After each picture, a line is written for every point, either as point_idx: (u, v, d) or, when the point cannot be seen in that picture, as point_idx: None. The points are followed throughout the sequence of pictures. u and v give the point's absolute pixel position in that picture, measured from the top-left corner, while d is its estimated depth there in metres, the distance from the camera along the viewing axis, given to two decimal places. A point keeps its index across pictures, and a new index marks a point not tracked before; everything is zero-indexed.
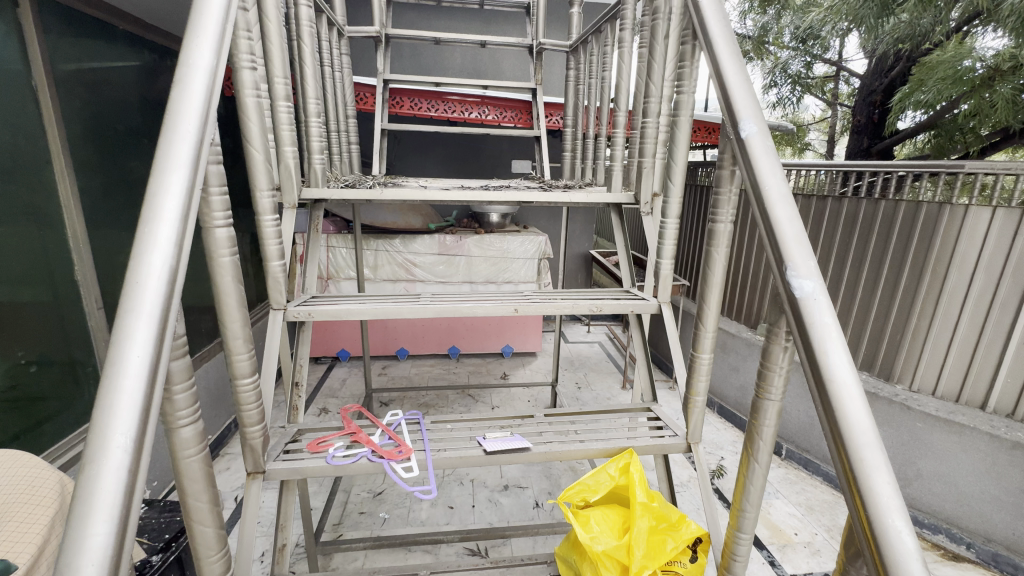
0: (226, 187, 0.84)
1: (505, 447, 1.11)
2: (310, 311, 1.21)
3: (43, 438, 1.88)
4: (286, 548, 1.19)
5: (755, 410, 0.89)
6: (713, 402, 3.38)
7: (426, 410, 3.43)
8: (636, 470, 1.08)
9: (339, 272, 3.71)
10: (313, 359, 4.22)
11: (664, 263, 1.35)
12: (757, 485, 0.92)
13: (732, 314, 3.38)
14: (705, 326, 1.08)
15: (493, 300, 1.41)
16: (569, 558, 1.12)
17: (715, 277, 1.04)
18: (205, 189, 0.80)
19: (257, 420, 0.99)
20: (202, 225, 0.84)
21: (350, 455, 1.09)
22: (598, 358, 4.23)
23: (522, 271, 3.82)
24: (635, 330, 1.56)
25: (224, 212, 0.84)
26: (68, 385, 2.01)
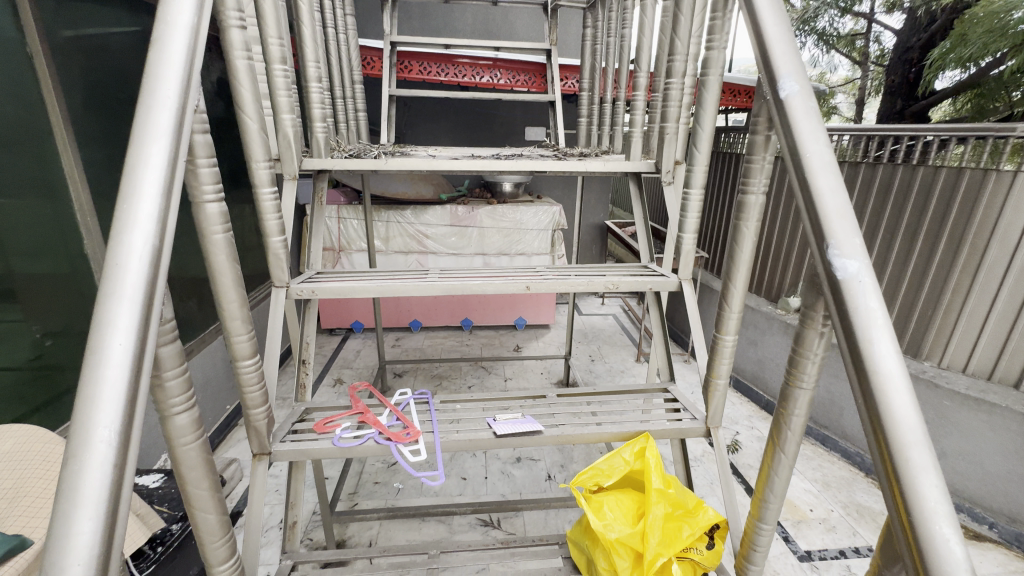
0: (214, 158, 0.78)
1: (517, 430, 1.07)
2: (313, 289, 1.16)
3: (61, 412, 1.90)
4: (296, 525, 1.19)
5: (783, 398, 0.83)
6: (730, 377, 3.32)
7: (439, 382, 3.44)
8: (652, 456, 1.03)
9: (351, 244, 3.68)
10: (328, 330, 4.25)
11: (686, 239, 1.26)
12: (782, 476, 0.87)
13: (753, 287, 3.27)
14: (730, 306, 1.00)
15: (504, 276, 1.35)
16: (581, 542, 1.08)
17: (743, 254, 0.96)
18: (191, 161, 0.75)
19: (260, 402, 0.96)
20: (190, 200, 0.78)
21: (357, 436, 1.06)
22: (612, 331, 4.18)
23: (536, 243, 3.74)
24: (653, 307, 1.49)
25: (213, 186, 0.78)
26: None
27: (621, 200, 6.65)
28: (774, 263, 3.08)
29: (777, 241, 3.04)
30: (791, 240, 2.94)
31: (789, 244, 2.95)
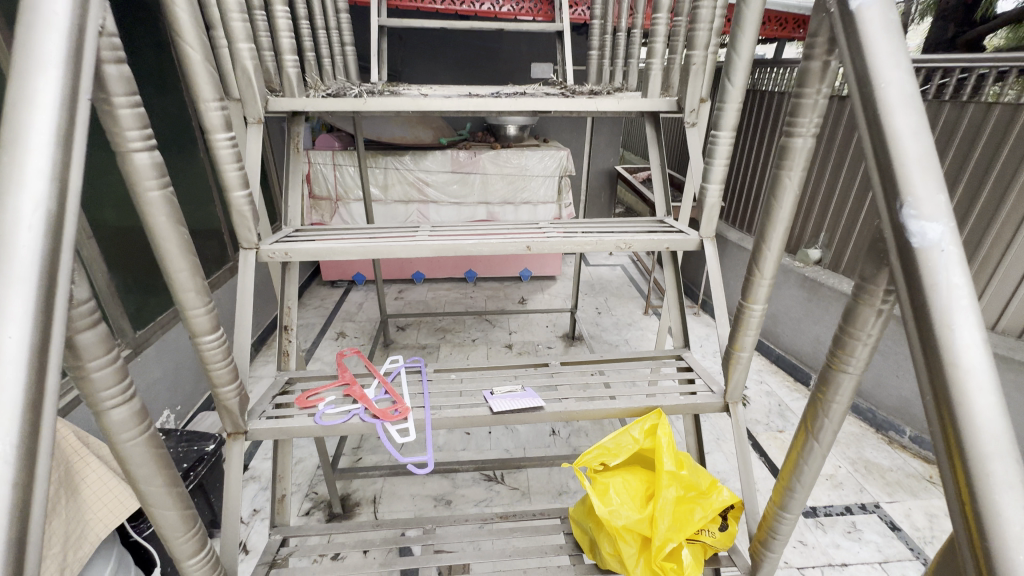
0: (136, 95, 0.62)
1: (516, 407, 0.98)
2: (286, 250, 1.02)
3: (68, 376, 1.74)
4: (284, 498, 1.13)
5: (823, 381, 0.71)
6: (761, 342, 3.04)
7: (443, 335, 3.39)
8: (664, 435, 0.94)
9: (347, 194, 3.51)
10: (329, 282, 4.18)
11: (711, 192, 1.09)
12: (813, 466, 0.77)
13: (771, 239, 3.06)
14: (761, 272, 0.87)
15: (504, 234, 1.20)
16: (584, 523, 1.01)
17: (782, 211, 0.81)
18: (106, 98, 0.60)
19: (229, 379, 0.86)
20: (114, 149, 0.64)
21: (341, 413, 0.97)
22: (620, 282, 4.05)
23: (542, 191, 3.53)
24: (667, 266, 1.35)
25: (139, 131, 0.64)
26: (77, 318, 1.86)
27: (632, 144, 6.32)
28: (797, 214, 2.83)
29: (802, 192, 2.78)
30: (817, 188, 2.68)
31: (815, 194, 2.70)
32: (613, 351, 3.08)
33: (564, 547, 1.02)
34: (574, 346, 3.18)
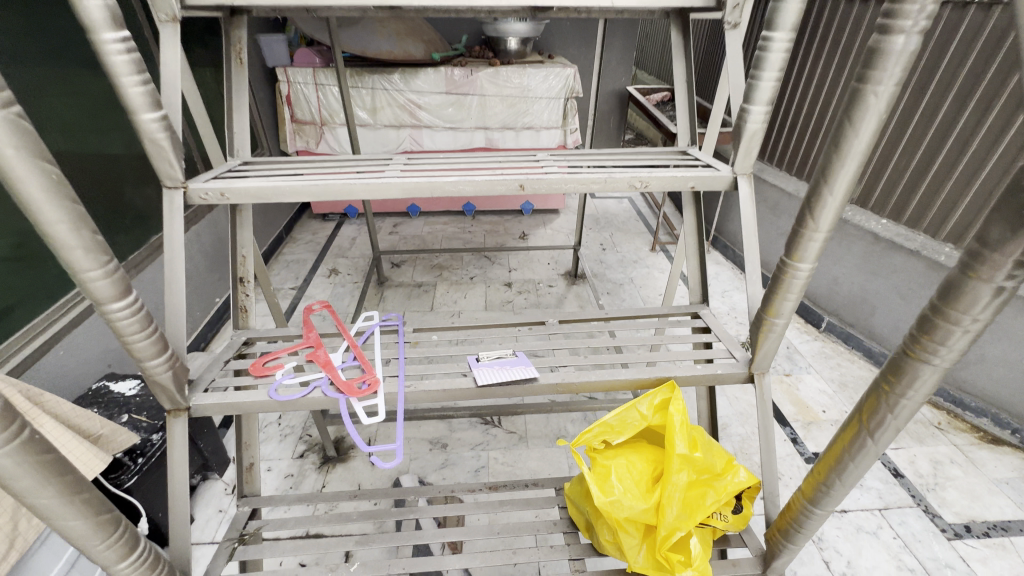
0: None
1: (504, 378, 0.85)
2: (222, 190, 0.81)
3: (37, 323, 1.51)
4: (253, 468, 1.03)
5: (892, 369, 0.55)
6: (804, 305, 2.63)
7: (439, 273, 3.21)
8: (677, 413, 0.81)
9: (333, 117, 3.18)
10: (322, 215, 3.98)
11: (754, 115, 0.85)
12: (860, 466, 0.63)
13: (779, 163, 2.58)
14: (816, 223, 0.68)
15: (495, 169, 0.98)
16: (580, 502, 0.91)
17: (858, 141, 0.60)
18: None
19: (156, 352, 0.72)
20: None
21: (300, 386, 0.83)
22: (627, 216, 3.81)
23: (545, 114, 3.19)
24: (689, 209, 1.15)
25: None
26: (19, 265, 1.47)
27: (646, 63, 5.75)
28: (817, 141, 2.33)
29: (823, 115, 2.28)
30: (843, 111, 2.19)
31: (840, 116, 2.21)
32: (618, 290, 2.92)
33: (558, 524, 0.92)
34: (577, 285, 3.02)
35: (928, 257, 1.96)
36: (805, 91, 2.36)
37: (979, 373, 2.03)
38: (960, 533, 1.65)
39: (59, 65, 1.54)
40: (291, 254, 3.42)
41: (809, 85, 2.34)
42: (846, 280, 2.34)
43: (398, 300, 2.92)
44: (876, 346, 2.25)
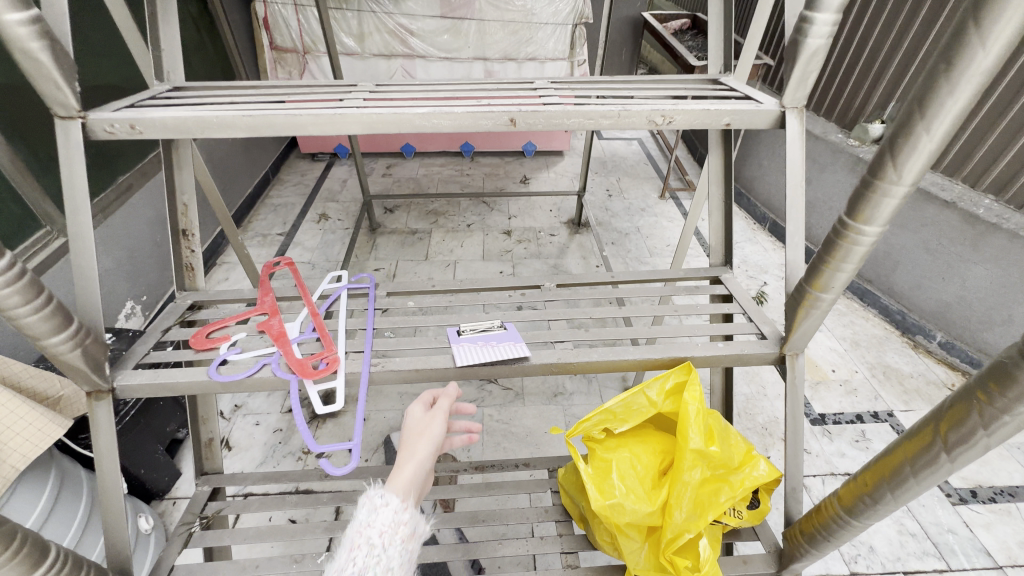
0: None
1: (489, 354, 0.73)
2: (131, 122, 0.63)
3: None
4: (213, 442, 0.94)
5: (996, 375, 0.42)
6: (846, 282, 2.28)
7: (435, 219, 3.02)
8: (693, 404, 0.68)
9: (316, 44, 2.85)
10: (312, 156, 3.73)
11: (817, 27, 0.65)
12: (922, 484, 0.51)
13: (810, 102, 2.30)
14: (896, 177, 0.51)
15: (481, 100, 0.80)
16: (574, 488, 0.81)
17: (985, 58, 0.42)
18: None
19: (55, 330, 0.58)
20: None
21: (246, 364, 0.70)
22: (636, 160, 3.55)
23: (550, 44, 2.87)
24: (714, 151, 0.98)
25: None
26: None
27: None
28: (852, 78, 2.06)
29: (863, 47, 2.00)
30: (886, 42, 1.91)
31: (881, 48, 1.93)
32: (623, 241, 2.75)
33: (550, 512, 0.83)
34: (581, 234, 2.84)
35: (964, 209, 1.77)
36: (852, 15, 2.03)
37: (1003, 338, 1.77)
38: (964, 499, 1.49)
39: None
40: (278, 198, 3.22)
41: (850, 12, 2.04)
42: None
43: (391, 249, 2.75)
44: (893, 304, 2.09)
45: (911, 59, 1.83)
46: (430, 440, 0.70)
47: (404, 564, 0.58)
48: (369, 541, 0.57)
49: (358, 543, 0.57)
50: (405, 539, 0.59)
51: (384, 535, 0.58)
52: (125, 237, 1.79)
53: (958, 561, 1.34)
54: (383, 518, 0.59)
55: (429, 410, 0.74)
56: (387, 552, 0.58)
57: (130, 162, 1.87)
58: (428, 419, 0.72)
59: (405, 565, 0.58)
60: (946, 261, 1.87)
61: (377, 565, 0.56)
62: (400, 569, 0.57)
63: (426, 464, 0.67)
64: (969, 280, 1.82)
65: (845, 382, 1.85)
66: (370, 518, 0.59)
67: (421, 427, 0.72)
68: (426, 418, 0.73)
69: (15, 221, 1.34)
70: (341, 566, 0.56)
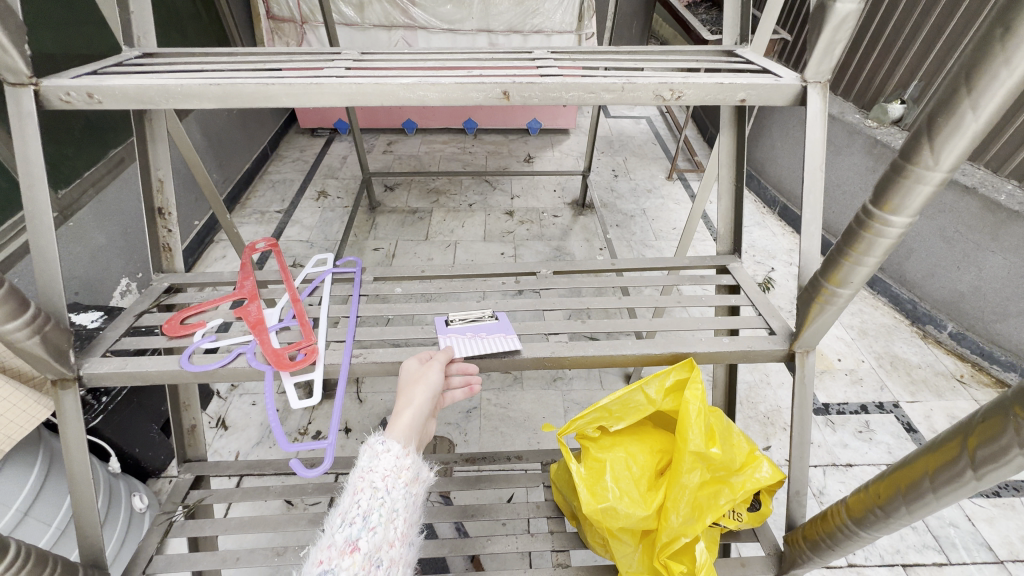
0: None
1: (480, 347, 0.69)
2: (89, 91, 0.58)
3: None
4: (196, 429, 0.91)
5: None
6: None
7: (436, 198, 2.95)
8: (694, 402, 0.64)
9: (314, 14, 2.74)
10: (312, 131, 3.65)
11: None
12: (942, 501, 0.46)
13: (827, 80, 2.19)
14: (932, 162, 0.46)
15: (473, 70, 0.73)
16: (566, 484, 0.78)
17: None
18: None
19: (9, 314, 0.54)
20: None
21: (219, 353, 0.66)
22: (644, 139, 3.44)
23: (558, 15, 2.74)
24: (726, 131, 0.92)
25: None
26: None
27: None
28: (872, 55, 1.96)
29: (886, 22, 1.89)
30: (911, 16, 1.79)
31: (906, 23, 1.82)
32: (628, 223, 2.68)
33: (541, 508, 0.80)
34: (584, 216, 2.77)
35: (985, 195, 1.69)
36: None
37: (1018, 329, 1.71)
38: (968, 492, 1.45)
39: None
40: (277, 174, 3.16)
41: None
42: None
43: (390, 228, 2.70)
44: (904, 292, 2.03)
45: (936, 36, 1.72)
46: (428, 388, 0.63)
47: (409, 506, 0.56)
48: (373, 487, 0.55)
49: (361, 489, 0.54)
50: (409, 484, 0.57)
51: (387, 480, 0.55)
52: (119, 213, 1.75)
53: (958, 554, 1.31)
54: (385, 465, 0.56)
55: (427, 360, 0.67)
56: (392, 495, 0.55)
57: (119, 134, 1.79)
58: (423, 365, 0.66)
59: (410, 506, 0.57)
60: (963, 250, 1.80)
61: (380, 508, 0.54)
62: (406, 510, 0.56)
63: (424, 411, 0.61)
64: (986, 269, 1.75)
65: (850, 371, 1.81)
66: (371, 464, 0.56)
67: (416, 373, 0.65)
68: (423, 365, 0.65)
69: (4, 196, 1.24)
70: (346, 507, 0.54)
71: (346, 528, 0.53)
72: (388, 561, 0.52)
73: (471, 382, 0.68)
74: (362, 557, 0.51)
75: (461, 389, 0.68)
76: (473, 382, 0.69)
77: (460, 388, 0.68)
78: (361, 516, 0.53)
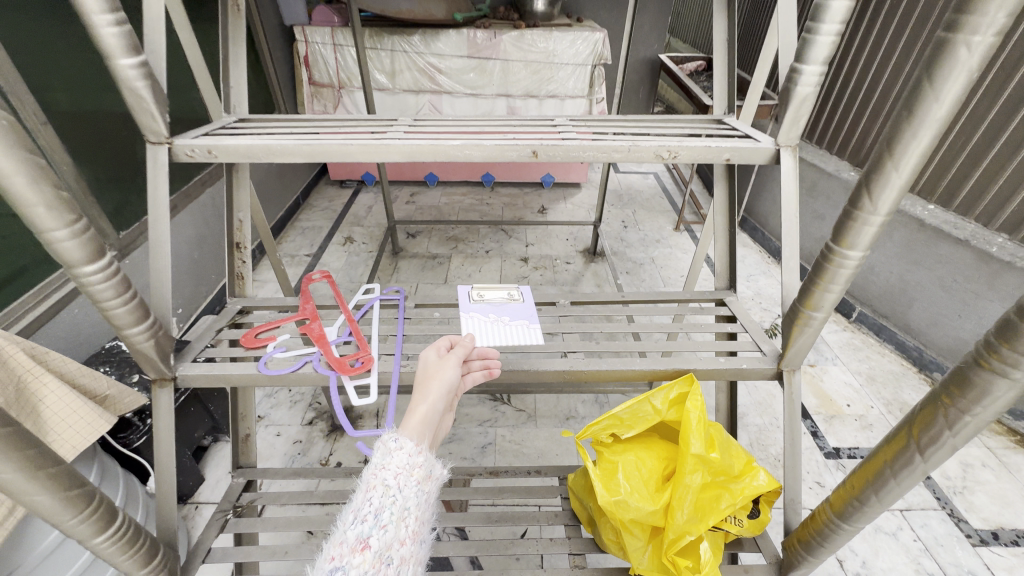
0: None
1: (502, 325, 0.89)
2: (209, 147, 0.74)
3: (52, 283, 1.42)
4: (250, 439, 1.01)
5: (956, 380, 0.47)
6: (862, 315, 2.28)
7: (455, 245, 3.13)
8: (694, 410, 0.74)
9: (350, 81, 3.06)
10: (340, 182, 3.92)
11: (806, 77, 0.74)
12: (904, 485, 0.55)
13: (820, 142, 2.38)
14: (873, 207, 0.58)
15: (506, 134, 0.89)
16: (583, 495, 0.87)
17: (939, 108, 0.49)
18: None
19: (135, 320, 0.67)
20: None
21: (291, 360, 0.79)
22: (652, 193, 3.64)
23: (571, 82, 3.02)
24: (719, 184, 1.06)
25: None
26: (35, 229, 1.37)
27: (681, 30, 5.35)
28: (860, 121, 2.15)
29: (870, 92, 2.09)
30: (893, 87, 1.99)
31: (889, 93, 2.01)
32: (638, 270, 2.82)
33: (560, 516, 0.88)
34: (595, 263, 2.92)
35: (978, 247, 1.80)
36: (858, 63, 2.12)
37: None
38: (986, 540, 1.45)
39: (57, 10, 1.38)
40: (307, 221, 3.39)
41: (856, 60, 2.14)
42: (883, 269, 2.17)
43: (412, 272, 2.86)
44: (910, 340, 2.10)
45: None
46: (445, 380, 0.71)
47: (420, 504, 0.63)
48: (385, 484, 0.61)
49: (374, 485, 0.61)
50: (421, 481, 0.64)
51: (399, 478, 0.62)
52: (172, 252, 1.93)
53: None
54: (398, 462, 0.62)
55: (445, 350, 0.76)
56: (403, 493, 0.61)
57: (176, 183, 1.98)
58: (440, 362, 0.74)
59: (421, 504, 0.63)
60: (963, 299, 1.88)
61: (392, 506, 0.60)
62: (416, 509, 0.62)
63: (440, 404, 0.69)
64: (987, 318, 1.82)
65: (859, 417, 1.85)
66: (385, 461, 0.63)
67: (434, 368, 0.74)
68: (442, 358, 0.74)
69: None
70: (357, 505, 0.60)
71: (357, 526, 0.58)
72: (398, 559, 0.58)
73: (490, 367, 0.77)
74: (372, 555, 0.56)
75: (480, 371, 0.77)
76: (492, 366, 0.78)
77: (479, 371, 0.77)
78: (372, 513, 0.59)
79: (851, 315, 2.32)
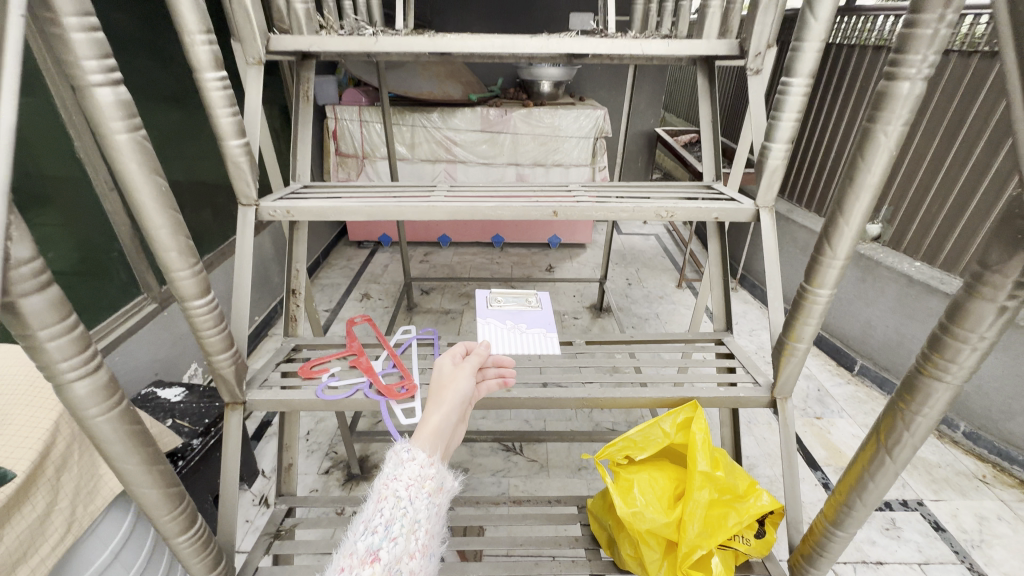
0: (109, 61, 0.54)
1: (519, 331, 1.01)
2: (288, 208, 0.91)
3: (101, 330, 1.55)
4: (291, 469, 1.10)
5: (908, 387, 0.58)
6: (864, 368, 2.35)
7: (467, 301, 3.28)
8: (699, 431, 0.83)
9: (374, 152, 3.37)
10: (358, 243, 4.16)
11: (775, 152, 0.90)
12: (881, 484, 0.64)
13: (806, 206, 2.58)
14: (832, 252, 0.72)
15: (530, 197, 1.05)
16: (603, 519, 0.96)
17: (871, 176, 0.65)
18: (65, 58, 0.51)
19: (223, 347, 0.80)
20: (95, 134, 0.58)
21: (344, 387, 0.90)
22: (653, 253, 3.83)
23: (575, 153, 3.31)
24: (713, 238, 1.21)
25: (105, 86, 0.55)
26: (91, 283, 1.53)
27: (675, 106, 5.83)
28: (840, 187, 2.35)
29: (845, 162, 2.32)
30: None
31: None
32: (643, 325, 2.94)
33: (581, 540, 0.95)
34: (602, 318, 3.04)
35: None
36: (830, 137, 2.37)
37: None
38: None
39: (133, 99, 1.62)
40: (326, 279, 3.57)
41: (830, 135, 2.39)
42: (879, 323, 2.27)
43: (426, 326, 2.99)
44: None
45: None
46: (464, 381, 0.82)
47: (429, 517, 0.65)
48: (396, 495, 0.63)
49: (385, 496, 0.64)
50: (432, 493, 0.66)
51: (410, 488, 0.64)
52: None
53: None
54: (410, 473, 0.65)
55: (460, 356, 0.88)
56: (414, 505, 0.64)
57: (220, 243, 2.16)
58: (458, 372, 0.83)
59: (430, 517, 0.65)
60: None
61: (402, 518, 0.62)
62: (426, 521, 0.64)
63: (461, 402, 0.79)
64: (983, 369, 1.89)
65: None
66: (397, 471, 0.66)
67: (452, 377, 0.82)
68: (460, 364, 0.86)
69: (122, 287, 1.64)
70: (368, 516, 0.62)
71: (367, 536, 0.60)
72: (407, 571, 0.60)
73: (504, 373, 0.90)
74: (382, 566, 0.58)
75: (494, 377, 0.89)
76: (508, 373, 0.91)
77: (494, 377, 0.88)
78: (383, 525, 0.61)
79: (854, 367, 2.39)
